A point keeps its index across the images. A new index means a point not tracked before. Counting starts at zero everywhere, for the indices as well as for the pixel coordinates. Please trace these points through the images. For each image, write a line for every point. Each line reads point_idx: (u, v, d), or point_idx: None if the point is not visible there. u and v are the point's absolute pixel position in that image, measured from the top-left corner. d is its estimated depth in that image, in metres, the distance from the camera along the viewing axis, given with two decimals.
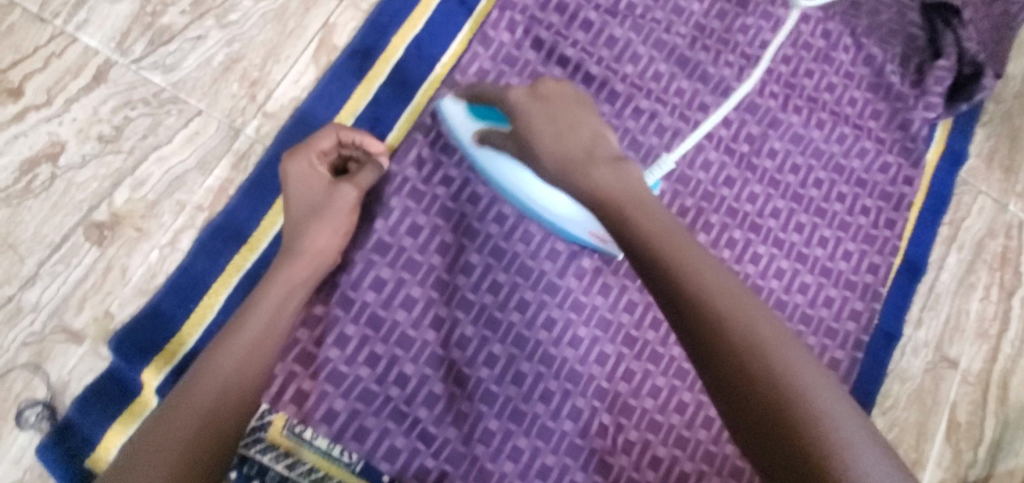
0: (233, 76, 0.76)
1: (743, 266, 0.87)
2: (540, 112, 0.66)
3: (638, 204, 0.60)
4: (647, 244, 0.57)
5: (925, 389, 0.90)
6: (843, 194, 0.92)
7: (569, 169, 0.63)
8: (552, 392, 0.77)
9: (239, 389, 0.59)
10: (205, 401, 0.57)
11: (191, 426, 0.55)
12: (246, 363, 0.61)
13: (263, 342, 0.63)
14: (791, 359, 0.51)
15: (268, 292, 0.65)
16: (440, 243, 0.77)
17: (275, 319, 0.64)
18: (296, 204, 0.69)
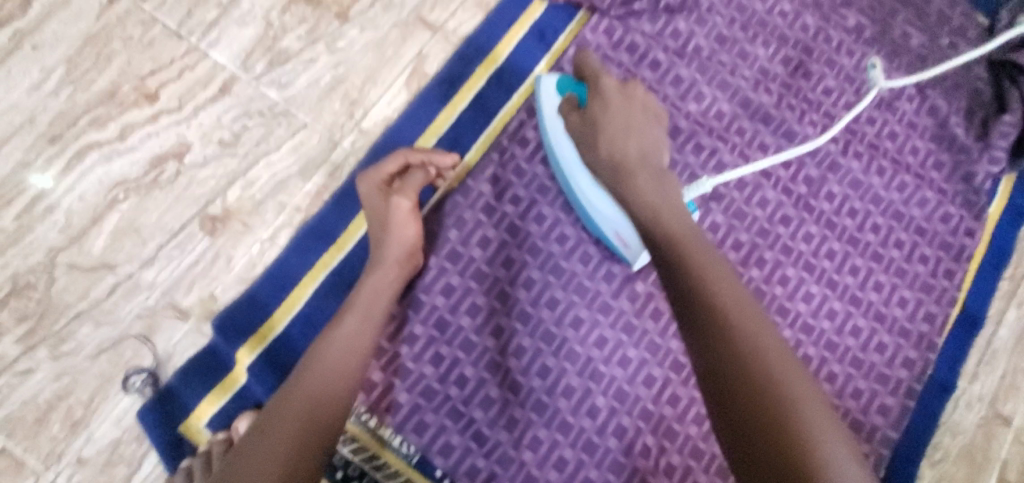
0: (336, 94, 0.85)
1: (795, 304, 0.89)
2: (620, 102, 0.75)
3: (691, 238, 0.65)
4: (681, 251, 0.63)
5: (977, 445, 0.89)
6: (900, 241, 0.93)
7: (623, 177, 0.71)
8: (600, 407, 0.81)
9: (345, 369, 0.67)
10: (322, 379, 0.65)
11: (313, 398, 0.63)
12: (353, 348, 0.68)
13: (366, 329, 0.70)
14: (787, 380, 0.54)
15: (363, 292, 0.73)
16: (505, 258, 0.83)
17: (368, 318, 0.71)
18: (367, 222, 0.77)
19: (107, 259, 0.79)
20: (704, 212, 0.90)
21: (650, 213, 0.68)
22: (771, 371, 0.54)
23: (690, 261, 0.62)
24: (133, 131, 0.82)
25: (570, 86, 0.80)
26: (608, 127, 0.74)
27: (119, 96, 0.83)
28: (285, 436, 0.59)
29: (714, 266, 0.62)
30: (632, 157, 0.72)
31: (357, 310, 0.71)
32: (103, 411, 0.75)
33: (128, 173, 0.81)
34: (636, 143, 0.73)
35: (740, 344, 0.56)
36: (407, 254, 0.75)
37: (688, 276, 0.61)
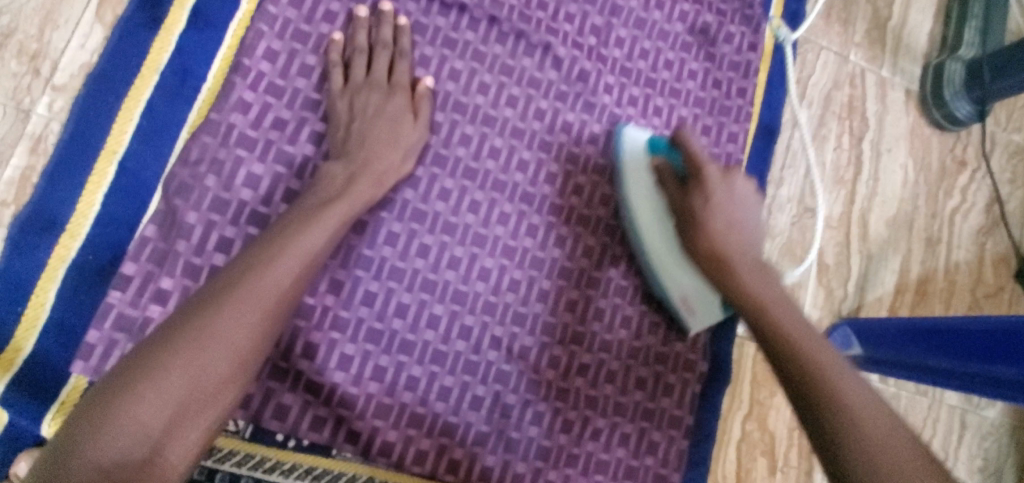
0: (8, 52, 0.70)
1: (610, 160, 0.87)
2: (726, 191, 0.78)
3: (763, 271, 0.76)
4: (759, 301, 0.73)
5: (794, 241, 0.96)
6: (693, 71, 0.93)
7: (722, 267, 0.76)
8: (439, 316, 0.77)
9: (236, 345, 0.59)
10: (203, 353, 0.56)
11: (188, 381, 0.55)
12: (246, 315, 0.60)
13: (280, 289, 0.62)
14: (813, 354, 0.65)
15: (272, 267, 0.62)
16: (285, 192, 0.72)
17: (263, 305, 0.61)
18: (333, 137, 0.74)
19: None
20: (498, 88, 0.83)
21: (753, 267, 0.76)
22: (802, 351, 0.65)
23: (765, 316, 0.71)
24: None
25: (664, 149, 0.83)
26: (703, 227, 0.76)
27: None
28: (145, 429, 0.52)
29: (766, 274, 0.76)
30: (716, 199, 0.77)
31: (282, 263, 0.63)
32: None
33: None
34: (735, 237, 0.77)
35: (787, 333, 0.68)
36: (335, 221, 0.68)
37: (761, 307, 0.72)
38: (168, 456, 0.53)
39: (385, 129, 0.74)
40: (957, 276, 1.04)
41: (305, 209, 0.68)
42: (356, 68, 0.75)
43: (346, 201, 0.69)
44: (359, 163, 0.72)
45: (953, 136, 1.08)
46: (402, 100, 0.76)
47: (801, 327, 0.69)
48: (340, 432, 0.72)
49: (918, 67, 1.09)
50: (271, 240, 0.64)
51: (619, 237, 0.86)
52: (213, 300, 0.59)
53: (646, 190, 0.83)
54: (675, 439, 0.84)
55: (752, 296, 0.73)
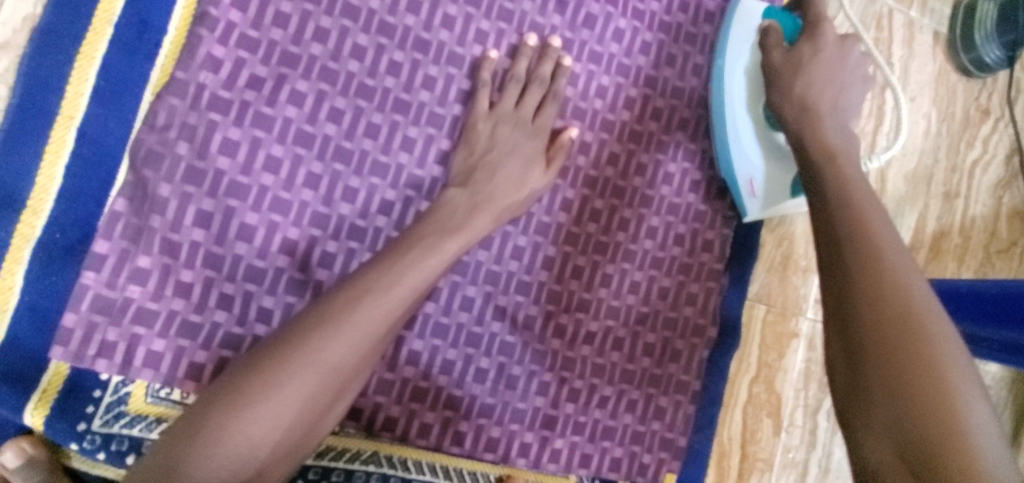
0: None
1: (618, 115, 0.81)
2: (808, 62, 0.76)
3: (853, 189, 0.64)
4: (845, 208, 0.61)
5: None
6: (711, 14, 0.85)
7: (809, 120, 0.73)
8: (440, 288, 0.73)
9: (339, 379, 0.58)
10: (313, 378, 0.56)
11: (294, 412, 0.56)
12: (352, 348, 0.58)
13: (392, 317, 0.61)
14: (914, 284, 0.51)
15: (385, 293, 0.60)
16: (267, 159, 0.66)
17: (372, 333, 0.59)
18: (515, 136, 0.72)
19: None
20: (497, 36, 0.75)
21: (834, 183, 0.65)
22: (894, 270, 0.53)
23: (846, 224, 0.59)
24: None
25: (777, 14, 0.80)
26: (814, 87, 0.75)
27: None
28: (252, 452, 0.53)
29: (865, 196, 0.62)
30: (818, 62, 0.76)
31: (387, 294, 0.60)
32: None
33: None
34: (822, 110, 0.74)
35: (876, 246, 0.55)
36: (460, 243, 0.66)
37: (858, 220, 0.59)
38: (270, 473, 0.56)
39: (518, 168, 0.72)
40: (972, 231, 1.01)
41: (432, 226, 0.66)
42: (506, 96, 0.73)
43: (443, 229, 0.66)
44: (483, 196, 0.69)
45: (978, 82, 1.02)
46: (540, 142, 0.74)
47: (911, 271, 0.53)
48: None
49: (949, 7, 1.01)
50: (380, 265, 0.62)
51: (628, 199, 0.81)
52: (325, 325, 0.58)
53: (748, 55, 0.81)
54: (682, 403, 0.83)
55: (842, 208, 0.61)
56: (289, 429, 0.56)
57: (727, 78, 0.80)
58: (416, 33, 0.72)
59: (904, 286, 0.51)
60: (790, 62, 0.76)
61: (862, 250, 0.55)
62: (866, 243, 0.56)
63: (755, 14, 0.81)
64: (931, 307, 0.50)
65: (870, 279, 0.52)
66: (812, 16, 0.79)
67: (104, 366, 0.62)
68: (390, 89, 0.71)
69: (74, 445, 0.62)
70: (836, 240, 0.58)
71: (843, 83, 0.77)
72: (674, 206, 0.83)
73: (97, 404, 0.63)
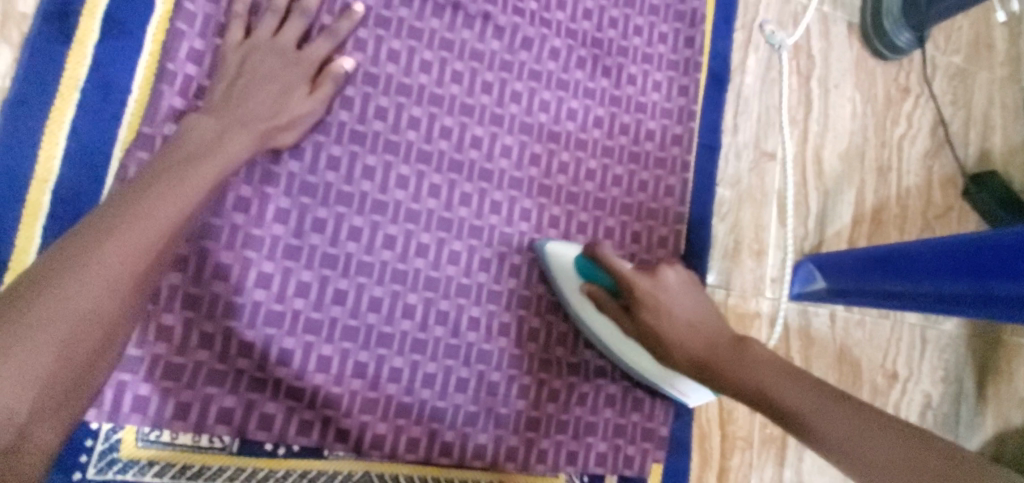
0: None
1: (563, 126, 0.87)
2: (666, 302, 0.74)
3: (708, 342, 0.74)
4: (712, 368, 0.72)
5: (754, 187, 0.98)
6: (638, 27, 0.92)
7: (713, 367, 0.72)
8: (413, 306, 0.77)
9: (96, 328, 0.56)
10: (54, 325, 0.53)
11: (54, 358, 0.53)
12: (100, 290, 0.56)
13: (153, 250, 0.60)
14: (786, 394, 0.68)
15: (152, 209, 0.60)
16: (236, 199, 0.70)
17: (139, 263, 0.58)
18: (265, 65, 0.71)
19: None
20: (441, 65, 0.80)
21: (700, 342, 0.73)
22: (777, 393, 0.69)
23: (724, 372, 0.72)
24: None
25: (591, 270, 0.78)
26: (671, 334, 0.73)
27: None
28: (19, 400, 0.51)
29: (705, 330, 0.74)
30: (665, 299, 0.74)
31: (151, 218, 0.60)
32: None
33: None
34: (697, 338, 0.73)
35: (746, 381, 0.70)
36: (226, 167, 0.66)
37: (722, 367, 0.72)
38: (46, 422, 0.53)
39: (270, 94, 0.70)
40: (908, 200, 1.09)
41: (191, 152, 0.65)
42: (262, 26, 0.72)
43: (210, 155, 0.66)
44: (234, 118, 0.68)
45: (895, 64, 1.11)
46: (300, 68, 0.72)
47: (767, 378, 0.70)
48: (329, 433, 0.72)
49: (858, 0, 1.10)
50: (149, 187, 0.62)
51: (582, 202, 0.87)
52: (72, 263, 0.55)
53: (599, 317, 0.80)
54: (658, 392, 0.87)
55: (708, 361, 0.72)
56: (53, 379, 0.53)
57: (613, 348, 0.81)
58: (365, 69, 0.77)
59: (809, 415, 0.66)
60: (641, 312, 0.74)
61: (751, 389, 0.70)
62: (744, 380, 0.70)
63: (572, 267, 0.79)
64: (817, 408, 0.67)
65: (804, 423, 0.67)
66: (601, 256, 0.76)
67: (94, 414, 0.64)
68: (345, 122, 0.76)
69: None
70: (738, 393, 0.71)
71: (683, 308, 0.74)
72: (627, 206, 0.89)
73: (90, 452, 0.65)
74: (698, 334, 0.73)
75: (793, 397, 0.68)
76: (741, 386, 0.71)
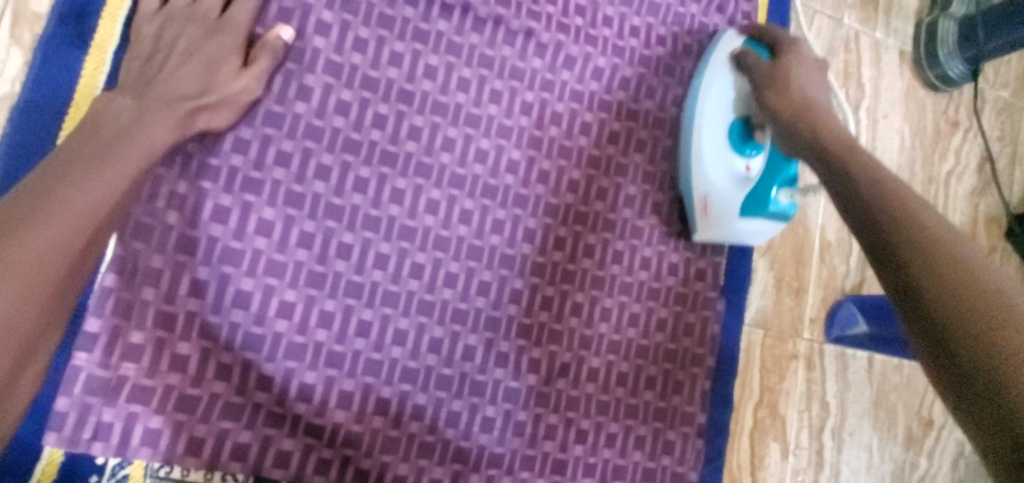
0: None
1: (603, 150, 0.82)
2: (795, 65, 0.78)
3: (847, 148, 0.63)
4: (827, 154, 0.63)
5: (796, 220, 0.93)
6: (687, 46, 0.87)
7: (809, 112, 0.71)
8: (440, 339, 0.72)
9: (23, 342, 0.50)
10: None
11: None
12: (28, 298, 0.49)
13: (72, 241, 0.52)
14: (893, 179, 0.55)
15: (60, 198, 0.53)
16: (259, 222, 0.65)
17: (51, 259, 0.51)
18: (191, 35, 0.63)
19: None
20: (479, 82, 0.76)
21: (844, 147, 0.63)
22: (875, 174, 0.57)
23: (841, 159, 0.62)
24: None
25: (758, 47, 0.82)
26: (790, 78, 0.76)
27: None
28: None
29: (846, 140, 0.65)
30: (796, 64, 0.78)
31: (67, 206, 0.53)
32: None
33: None
34: (803, 99, 0.74)
35: (868, 168, 0.58)
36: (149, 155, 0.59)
37: (839, 151, 0.62)
38: None
39: (195, 72, 0.62)
40: None
41: (109, 133, 0.57)
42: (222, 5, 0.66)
43: (150, 139, 0.59)
44: (155, 105, 0.60)
45: (946, 96, 1.06)
46: (228, 46, 0.65)
47: (882, 170, 0.57)
48: (347, 472, 0.68)
49: (912, 26, 1.04)
50: (48, 176, 0.53)
51: (619, 231, 0.82)
52: None
53: (723, 74, 0.82)
54: (689, 434, 0.83)
55: (835, 155, 0.62)
56: None
57: (699, 105, 0.82)
58: (399, 85, 0.72)
59: (912, 204, 0.52)
60: (778, 66, 0.77)
61: (862, 169, 0.58)
62: (857, 169, 0.59)
63: (734, 42, 0.83)
64: (926, 208, 0.51)
65: (893, 204, 0.52)
66: (782, 38, 0.81)
67: (101, 449, 0.60)
68: (376, 142, 0.71)
69: None
70: (837, 174, 0.60)
71: (817, 90, 0.76)
72: (665, 236, 0.84)
73: None
74: (822, 134, 0.67)
75: (903, 187, 0.54)
76: (875, 175, 0.57)
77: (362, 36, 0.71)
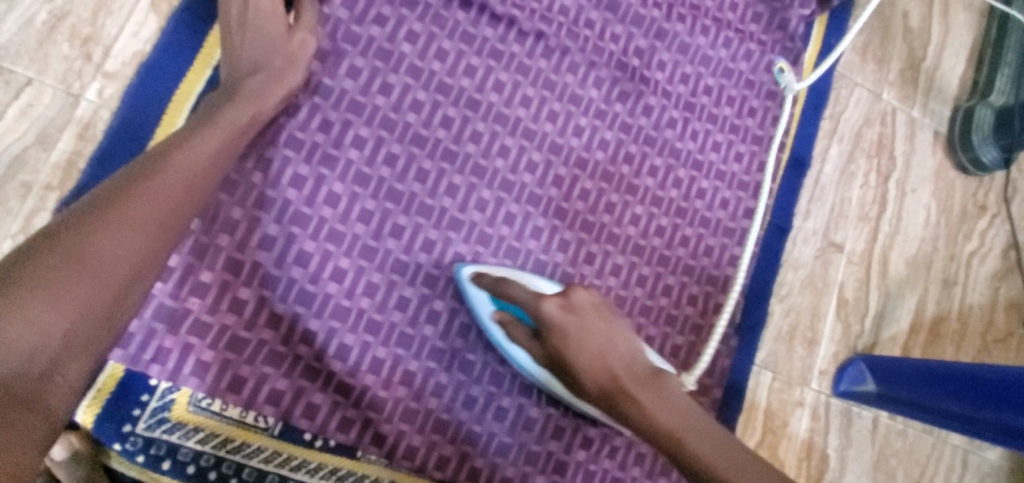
0: (61, 34, 0.69)
1: (642, 180, 0.88)
2: (575, 328, 0.71)
3: (697, 430, 0.68)
4: (670, 437, 0.68)
5: (817, 274, 0.98)
6: (732, 97, 0.93)
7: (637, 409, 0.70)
8: (467, 326, 0.78)
9: (133, 265, 0.56)
10: (81, 267, 0.53)
11: (89, 291, 0.53)
12: (145, 230, 0.58)
13: (180, 197, 0.60)
14: (708, 453, 0.66)
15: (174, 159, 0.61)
16: (328, 194, 0.73)
17: (165, 207, 0.59)
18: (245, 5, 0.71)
19: None
20: (539, 102, 0.84)
21: (666, 431, 0.68)
22: (703, 447, 0.67)
23: (664, 426, 0.68)
24: None
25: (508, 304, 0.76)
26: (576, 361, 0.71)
27: None
28: (46, 337, 0.50)
29: (694, 410, 0.70)
30: (570, 329, 0.71)
31: (178, 167, 0.61)
32: None
33: None
34: (617, 359, 0.72)
35: (700, 430, 0.68)
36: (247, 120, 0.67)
37: (670, 436, 0.68)
38: (67, 371, 0.51)
39: (258, 40, 0.70)
40: (970, 318, 1.06)
41: (202, 114, 0.67)
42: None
43: (233, 121, 0.66)
44: (237, 79, 0.69)
45: (976, 180, 1.10)
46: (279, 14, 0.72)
47: (693, 410, 0.70)
48: (366, 434, 0.73)
49: (948, 110, 1.10)
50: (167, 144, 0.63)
51: (646, 257, 0.87)
52: (105, 209, 0.56)
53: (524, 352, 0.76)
54: None
55: (660, 416, 0.69)
56: (78, 321, 0.52)
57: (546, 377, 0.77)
58: (469, 94, 0.80)
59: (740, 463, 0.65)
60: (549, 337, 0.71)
61: (665, 427, 0.68)
62: (676, 425, 0.68)
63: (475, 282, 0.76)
64: (753, 474, 0.64)
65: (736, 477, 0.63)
66: (498, 286, 0.74)
67: (157, 371, 0.66)
68: (441, 140, 0.79)
69: (118, 446, 0.65)
70: (664, 447, 0.68)
71: (648, 358, 0.74)
72: (689, 268, 0.88)
73: (144, 407, 0.66)
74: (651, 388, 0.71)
75: (704, 438, 0.67)
76: (656, 424, 0.69)
77: (445, 48, 0.80)
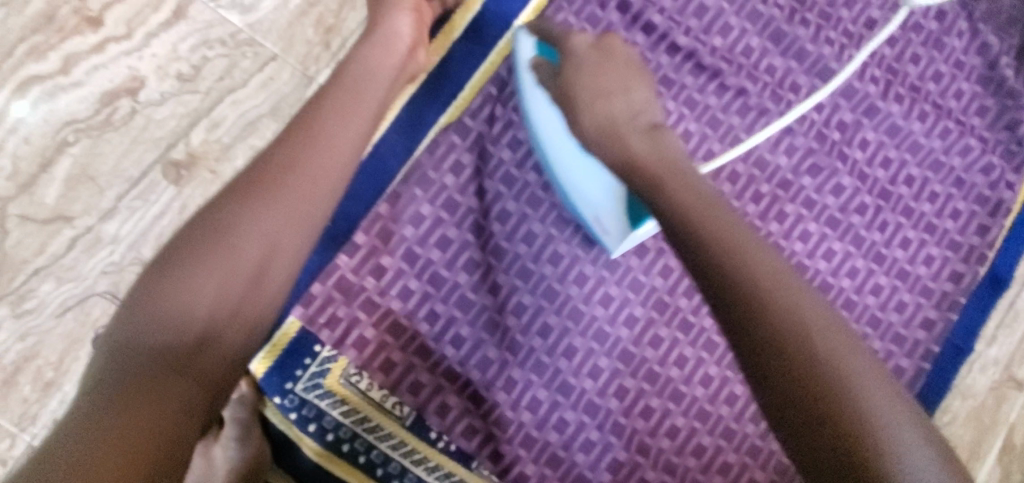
0: (308, 20, 0.76)
1: (815, 262, 0.81)
2: (592, 74, 0.67)
3: (751, 255, 0.51)
4: (724, 260, 0.51)
5: (986, 407, 0.86)
6: (935, 194, 0.84)
7: (655, 187, 0.60)
8: (601, 368, 0.77)
9: (270, 241, 0.53)
10: (224, 252, 0.51)
11: (229, 270, 0.51)
12: (289, 208, 0.54)
13: (326, 171, 0.57)
14: (791, 295, 0.49)
15: (325, 138, 0.58)
16: (502, 210, 0.75)
17: (311, 186, 0.56)
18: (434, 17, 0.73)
19: (63, 211, 0.73)
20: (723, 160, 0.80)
21: (702, 242, 0.54)
22: (782, 297, 0.49)
23: (730, 272, 0.51)
24: (77, 62, 0.74)
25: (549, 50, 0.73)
26: (587, 109, 0.66)
27: (59, 21, 0.74)
28: (193, 318, 0.49)
29: (783, 275, 0.50)
30: (598, 82, 0.67)
31: (323, 146, 0.58)
32: (73, 373, 0.72)
33: (76, 111, 0.73)
34: (629, 128, 0.64)
35: (774, 281, 0.50)
36: None
37: (720, 266, 0.52)
38: (222, 342, 0.50)
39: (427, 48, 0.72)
40: None
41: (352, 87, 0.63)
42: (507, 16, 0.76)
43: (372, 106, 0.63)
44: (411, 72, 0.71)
45: None
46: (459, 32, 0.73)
47: (784, 276, 0.50)
48: (485, 448, 0.74)
49: None
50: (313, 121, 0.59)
51: None
52: (250, 192, 0.54)
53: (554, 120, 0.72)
54: None
55: (730, 261, 0.51)
56: (224, 301, 0.50)
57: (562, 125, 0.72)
58: None
59: (814, 329, 0.47)
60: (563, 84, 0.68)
61: (740, 289, 0.50)
62: (739, 254, 0.52)
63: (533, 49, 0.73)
64: (830, 339, 0.47)
65: (790, 336, 0.47)
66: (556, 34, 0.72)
67: (325, 338, 0.71)
68: None
69: (277, 399, 0.71)
70: (712, 272, 0.52)
71: (657, 113, 0.67)
72: None
73: (305, 369, 0.71)
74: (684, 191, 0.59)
75: (787, 289, 0.49)
76: (706, 249, 0.53)
77: None
